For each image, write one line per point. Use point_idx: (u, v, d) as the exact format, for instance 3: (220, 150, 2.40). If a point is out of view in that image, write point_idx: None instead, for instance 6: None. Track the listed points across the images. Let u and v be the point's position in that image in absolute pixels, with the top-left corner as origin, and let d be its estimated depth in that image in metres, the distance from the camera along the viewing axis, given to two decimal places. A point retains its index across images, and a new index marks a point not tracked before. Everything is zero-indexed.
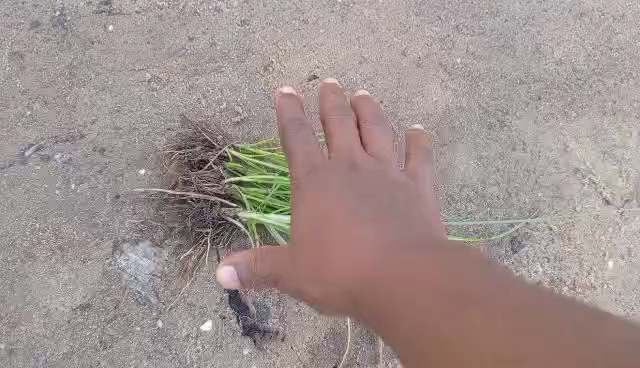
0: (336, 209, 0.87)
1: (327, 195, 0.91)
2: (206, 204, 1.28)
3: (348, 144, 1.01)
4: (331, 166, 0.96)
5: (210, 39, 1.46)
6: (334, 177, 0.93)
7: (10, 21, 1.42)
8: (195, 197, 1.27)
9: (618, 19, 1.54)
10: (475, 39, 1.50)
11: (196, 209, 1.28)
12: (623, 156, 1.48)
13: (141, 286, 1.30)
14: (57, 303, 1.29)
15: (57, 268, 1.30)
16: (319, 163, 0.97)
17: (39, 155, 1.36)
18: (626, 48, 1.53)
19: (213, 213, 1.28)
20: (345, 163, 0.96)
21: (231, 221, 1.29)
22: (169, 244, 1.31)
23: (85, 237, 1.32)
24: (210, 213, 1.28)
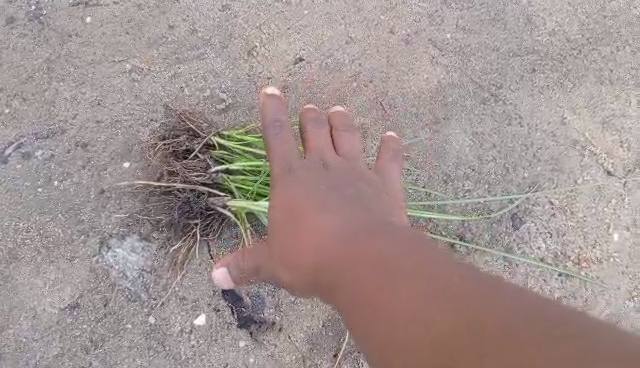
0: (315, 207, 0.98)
1: (306, 195, 1.00)
2: (193, 195, 1.24)
3: (322, 150, 1.08)
4: (307, 169, 1.04)
5: (191, 26, 1.41)
6: (311, 178, 1.03)
7: None
8: (181, 188, 1.24)
9: None
10: (464, 13, 1.46)
11: (183, 201, 1.24)
12: (623, 126, 1.43)
13: (131, 282, 1.26)
14: (45, 304, 1.25)
15: (43, 268, 1.26)
16: (296, 164, 1.05)
17: (20, 153, 1.32)
18: (620, 15, 1.48)
19: (200, 204, 1.24)
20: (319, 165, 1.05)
21: (220, 211, 1.25)
22: (157, 237, 1.27)
23: (71, 235, 1.27)
24: (198, 204, 1.24)
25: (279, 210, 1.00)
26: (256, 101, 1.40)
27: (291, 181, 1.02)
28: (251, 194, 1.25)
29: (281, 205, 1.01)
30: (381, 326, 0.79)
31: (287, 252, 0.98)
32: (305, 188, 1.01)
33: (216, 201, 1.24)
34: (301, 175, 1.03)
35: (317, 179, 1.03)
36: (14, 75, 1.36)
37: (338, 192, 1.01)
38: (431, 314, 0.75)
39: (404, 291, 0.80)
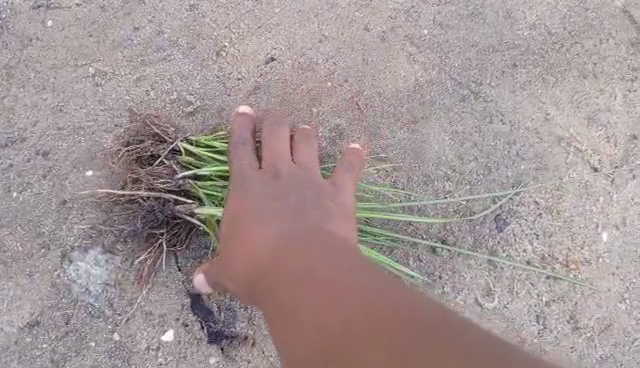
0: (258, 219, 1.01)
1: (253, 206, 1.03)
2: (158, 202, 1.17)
3: (276, 155, 1.09)
4: (258, 176, 1.06)
5: (156, 27, 1.35)
6: (259, 190, 1.05)
7: None
8: (145, 196, 1.17)
9: None
10: (441, 8, 1.40)
11: (147, 209, 1.17)
12: (609, 121, 1.38)
13: (95, 297, 1.19)
14: (4, 323, 1.17)
15: (1, 284, 1.19)
16: (249, 175, 1.07)
17: None
18: (603, 8, 1.43)
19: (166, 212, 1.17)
20: (269, 174, 1.06)
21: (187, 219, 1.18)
22: (122, 249, 1.20)
23: (30, 249, 1.20)
24: (163, 212, 1.17)
25: (228, 217, 1.05)
26: (226, 104, 1.34)
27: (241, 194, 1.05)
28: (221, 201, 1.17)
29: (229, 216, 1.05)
30: (318, 340, 0.82)
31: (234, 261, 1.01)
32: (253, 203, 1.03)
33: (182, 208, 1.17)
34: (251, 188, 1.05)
35: (266, 189, 1.05)
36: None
37: (288, 207, 1.01)
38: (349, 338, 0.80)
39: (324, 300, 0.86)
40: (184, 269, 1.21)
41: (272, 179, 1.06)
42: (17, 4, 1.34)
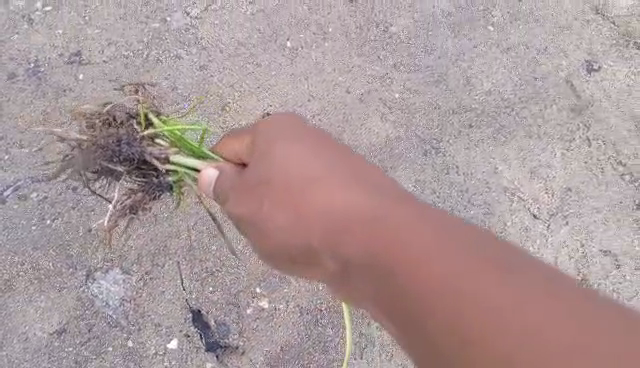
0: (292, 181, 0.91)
1: (326, 155, 0.93)
2: (126, 141, 1.32)
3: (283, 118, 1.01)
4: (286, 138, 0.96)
5: (172, 83, 1.64)
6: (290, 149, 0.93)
7: None
8: (113, 145, 1.32)
9: (541, 51, 1.79)
10: (410, 76, 1.71)
11: (114, 145, 1.32)
12: (548, 175, 1.67)
13: (113, 310, 1.43)
14: (36, 329, 1.41)
15: (34, 297, 1.43)
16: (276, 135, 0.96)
17: (17, 194, 1.49)
18: (549, 77, 1.76)
19: (133, 151, 1.32)
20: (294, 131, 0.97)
21: (153, 165, 1.34)
22: (137, 271, 1.45)
23: (60, 268, 1.45)
24: (131, 152, 1.32)
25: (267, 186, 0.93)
26: None
27: (305, 145, 0.94)
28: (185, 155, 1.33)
29: (287, 164, 0.92)
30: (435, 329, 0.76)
31: (307, 216, 0.89)
32: (328, 155, 0.93)
33: (150, 153, 1.33)
34: (317, 140, 0.95)
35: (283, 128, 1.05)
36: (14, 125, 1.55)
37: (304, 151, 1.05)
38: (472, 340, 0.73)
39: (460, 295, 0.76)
40: (189, 289, 1.45)
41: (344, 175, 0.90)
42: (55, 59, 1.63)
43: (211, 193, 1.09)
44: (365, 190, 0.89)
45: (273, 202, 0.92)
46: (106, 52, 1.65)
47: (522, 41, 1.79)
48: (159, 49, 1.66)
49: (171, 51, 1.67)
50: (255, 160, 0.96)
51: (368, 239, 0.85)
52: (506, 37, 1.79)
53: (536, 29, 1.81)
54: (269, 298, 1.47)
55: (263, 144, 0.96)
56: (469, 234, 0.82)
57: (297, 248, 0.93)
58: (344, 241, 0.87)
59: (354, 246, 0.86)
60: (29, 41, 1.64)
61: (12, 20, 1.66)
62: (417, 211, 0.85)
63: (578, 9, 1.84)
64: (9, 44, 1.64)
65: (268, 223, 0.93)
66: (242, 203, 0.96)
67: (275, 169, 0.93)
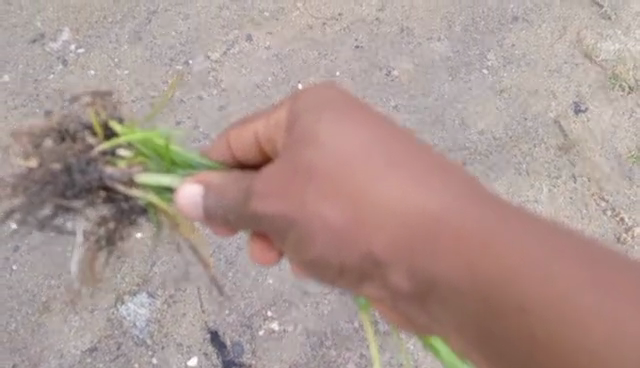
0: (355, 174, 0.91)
1: (387, 144, 0.93)
2: (79, 168, 1.27)
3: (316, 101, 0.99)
4: (340, 125, 0.94)
5: (194, 121, 1.83)
6: (348, 141, 0.92)
7: (27, 110, 1.82)
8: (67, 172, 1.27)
9: (533, 93, 1.94)
10: (409, 116, 1.88)
11: (64, 175, 1.27)
12: (536, 209, 1.83)
13: (139, 330, 1.59)
14: (70, 346, 1.57)
15: (69, 317, 1.58)
16: (326, 121, 0.95)
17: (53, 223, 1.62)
18: (539, 118, 1.92)
19: (88, 178, 1.27)
20: (342, 115, 0.95)
21: (116, 190, 1.29)
22: (161, 294, 1.61)
23: (92, 291, 1.60)
24: (84, 179, 1.27)
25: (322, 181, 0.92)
26: None
27: (361, 132, 0.93)
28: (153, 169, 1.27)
29: (351, 158, 0.92)
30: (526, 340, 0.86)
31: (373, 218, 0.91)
32: (385, 141, 0.93)
33: (111, 177, 1.27)
34: (371, 125, 0.94)
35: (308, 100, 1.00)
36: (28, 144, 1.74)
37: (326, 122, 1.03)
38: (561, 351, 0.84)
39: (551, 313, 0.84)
40: (207, 312, 1.61)
41: (404, 167, 0.91)
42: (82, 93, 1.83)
43: (193, 210, 1.08)
44: (432, 182, 0.91)
45: (336, 201, 0.91)
46: (134, 92, 1.85)
47: (515, 84, 1.95)
48: (182, 91, 1.85)
49: (193, 92, 1.86)
50: (307, 152, 0.93)
51: (450, 243, 0.88)
52: (499, 80, 1.94)
53: (528, 72, 1.96)
54: (279, 320, 1.62)
55: (315, 133, 0.94)
56: (526, 226, 0.89)
57: (355, 252, 0.93)
58: (423, 246, 0.89)
59: (430, 253, 0.89)
60: (62, 80, 1.85)
61: (47, 60, 1.87)
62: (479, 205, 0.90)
63: (568, 53, 1.99)
64: (45, 83, 1.84)
65: (329, 224, 0.92)
66: (288, 198, 0.94)
67: (338, 163, 0.91)
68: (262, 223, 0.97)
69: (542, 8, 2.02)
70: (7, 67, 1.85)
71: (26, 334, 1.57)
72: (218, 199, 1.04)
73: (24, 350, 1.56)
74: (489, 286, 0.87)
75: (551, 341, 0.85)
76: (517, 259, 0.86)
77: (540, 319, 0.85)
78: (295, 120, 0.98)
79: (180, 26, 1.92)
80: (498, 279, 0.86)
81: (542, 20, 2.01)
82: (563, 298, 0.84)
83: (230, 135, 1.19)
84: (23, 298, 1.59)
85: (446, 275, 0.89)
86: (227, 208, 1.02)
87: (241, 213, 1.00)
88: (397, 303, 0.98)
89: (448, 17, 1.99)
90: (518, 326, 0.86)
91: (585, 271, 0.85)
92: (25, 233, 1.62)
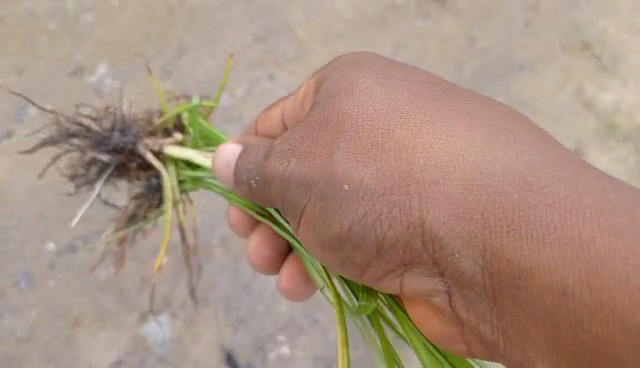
0: (374, 123, 1.02)
1: (403, 96, 1.05)
2: (119, 130, 1.58)
3: (339, 70, 1.16)
4: (363, 86, 1.08)
5: None
6: (369, 96, 1.06)
7: None
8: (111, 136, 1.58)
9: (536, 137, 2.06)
10: None
11: (107, 131, 1.58)
12: None
13: (162, 346, 1.72)
14: (98, 359, 1.70)
15: (97, 332, 1.71)
16: (349, 83, 1.10)
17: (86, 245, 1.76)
18: None
19: (124, 139, 1.57)
20: (362, 76, 1.10)
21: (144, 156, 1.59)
22: (182, 314, 1.74)
23: (120, 308, 1.73)
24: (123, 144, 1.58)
25: (346, 133, 1.04)
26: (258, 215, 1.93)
27: (396, 88, 1.06)
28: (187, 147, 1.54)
29: (390, 111, 1.03)
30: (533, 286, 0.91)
31: (391, 161, 1.00)
32: (420, 91, 1.05)
33: (144, 145, 1.57)
34: (391, 80, 1.08)
35: (333, 71, 1.17)
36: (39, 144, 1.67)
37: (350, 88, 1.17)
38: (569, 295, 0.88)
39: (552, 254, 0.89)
40: (224, 332, 1.74)
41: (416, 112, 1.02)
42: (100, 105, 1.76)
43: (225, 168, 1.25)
44: (472, 126, 0.99)
45: (363, 152, 1.02)
46: None
47: None
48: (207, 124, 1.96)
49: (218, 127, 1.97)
50: (347, 108, 1.06)
51: (500, 190, 0.93)
52: None
53: (529, 116, 2.08)
54: (289, 344, 1.75)
55: (351, 92, 1.08)
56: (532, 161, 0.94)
57: (402, 214, 0.99)
58: (472, 196, 0.94)
59: (483, 203, 0.93)
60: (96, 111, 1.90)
61: None
62: (515, 145, 0.96)
63: (570, 100, 2.11)
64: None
65: (373, 181, 1.00)
66: (315, 158, 1.06)
67: (379, 116, 1.03)
68: (303, 188, 1.08)
69: (545, 55, 2.14)
70: (43, 97, 1.90)
71: (58, 345, 1.69)
72: (243, 159, 1.21)
73: (55, 360, 1.69)
74: (542, 241, 0.90)
75: (581, 287, 0.88)
76: (558, 204, 0.90)
77: (545, 257, 0.89)
78: (331, 84, 1.13)
79: (206, 64, 2.00)
80: (545, 230, 0.90)
81: (547, 69, 2.13)
82: (584, 240, 0.88)
83: (259, 125, 1.40)
84: (56, 312, 1.71)
85: (494, 235, 0.92)
86: (260, 171, 1.16)
87: (278, 181, 1.12)
88: (448, 286, 1.01)
89: (459, 63, 2.11)
90: (581, 277, 0.88)
91: (620, 205, 0.89)
92: (59, 252, 1.75)
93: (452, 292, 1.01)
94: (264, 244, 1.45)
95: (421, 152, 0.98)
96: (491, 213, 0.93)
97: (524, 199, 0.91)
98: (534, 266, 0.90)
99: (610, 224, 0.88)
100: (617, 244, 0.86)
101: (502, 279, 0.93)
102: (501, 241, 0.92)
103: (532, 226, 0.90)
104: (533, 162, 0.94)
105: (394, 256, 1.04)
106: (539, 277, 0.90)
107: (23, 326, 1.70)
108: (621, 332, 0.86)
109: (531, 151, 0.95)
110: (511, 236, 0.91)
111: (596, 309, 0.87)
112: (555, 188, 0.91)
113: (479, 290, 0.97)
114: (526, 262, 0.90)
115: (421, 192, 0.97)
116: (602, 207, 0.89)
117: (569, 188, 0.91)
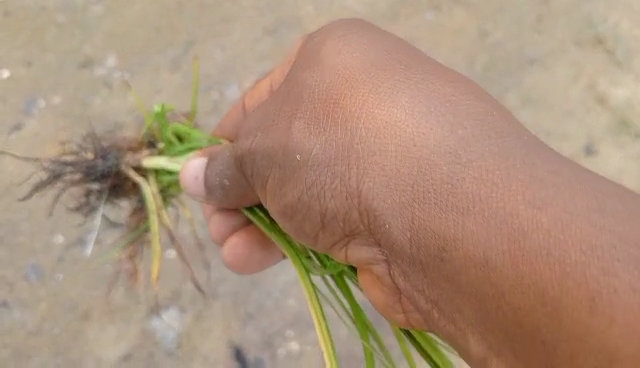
0: (318, 85, 0.85)
1: (359, 51, 0.85)
2: (101, 155, 1.39)
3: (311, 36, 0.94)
4: (320, 44, 0.89)
5: None
6: (321, 55, 0.87)
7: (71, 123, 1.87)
8: (97, 164, 1.39)
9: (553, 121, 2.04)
10: None
11: (89, 160, 1.40)
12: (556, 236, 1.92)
13: (170, 340, 1.68)
14: (105, 352, 1.66)
15: (106, 325, 1.67)
16: (308, 46, 0.91)
17: (98, 241, 1.74)
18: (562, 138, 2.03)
19: (109, 164, 1.38)
20: (323, 32, 0.91)
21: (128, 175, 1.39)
22: (191, 309, 1.71)
23: (129, 302, 1.69)
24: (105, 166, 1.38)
25: (293, 97, 0.88)
26: None
27: (371, 47, 0.86)
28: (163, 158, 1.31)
29: (348, 72, 0.83)
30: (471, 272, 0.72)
31: (329, 126, 0.83)
32: (397, 54, 0.85)
33: (126, 164, 1.37)
34: (355, 33, 0.88)
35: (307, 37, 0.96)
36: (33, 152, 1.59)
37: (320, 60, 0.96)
38: (513, 283, 0.68)
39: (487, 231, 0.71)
40: (234, 327, 1.71)
41: (366, 68, 0.83)
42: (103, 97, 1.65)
43: (199, 187, 1.07)
44: (423, 90, 0.80)
45: (306, 118, 0.85)
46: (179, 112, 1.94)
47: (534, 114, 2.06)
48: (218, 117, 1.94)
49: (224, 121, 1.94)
50: (301, 71, 0.88)
51: (433, 163, 0.75)
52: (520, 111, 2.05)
53: (543, 114, 2.04)
54: (298, 340, 1.71)
55: (319, 53, 0.88)
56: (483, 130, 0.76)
57: (341, 188, 0.83)
58: (403, 170, 0.77)
59: (416, 178, 0.76)
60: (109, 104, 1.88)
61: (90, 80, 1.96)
62: (468, 116, 0.77)
63: (583, 100, 2.06)
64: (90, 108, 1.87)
65: (318, 154, 0.84)
66: (267, 128, 0.91)
67: (332, 79, 0.84)
68: (268, 160, 0.91)
69: (561, 54, 2.10)
70: (53, 89, 1.88)
71: (66, 339, 1.66)
72: (209, 165, 1.04)
73: (63, 353, 1.65)
74: (468, 214, 0.72)
75: (513, 275, 0.68)
76: (487, 175, 0.72)
77: (478, 236, 0.71)
78: (309, 41, 0.92)
79: (215, 56, 1.98)
80: (470, 204, 0.72)
81: (563, 70, 2.08)
82: (539, 226, 0.68)
83: (246, 98, 1.15)
84: (64, 305, 1.68)
85: (426, 207, 0.75)
86: (229, 165, 0.99)
87: (244, 159, 0.95)
88: (386, 256, 0.84)
89: (471, 59, 2.07)
90: (504, 250, 0.69)
91: (576, 194, 0.69)
92: (71, 246, 1.73)
93: (394, 272, 0.84)
94: (227, 218, 1.20)
95: (361, 120, 0.80)
96: (432, 188, 0.75)
97: (454, 172, 0.74)
98: (462, 242, 0.72)
99: (543, 201, 0.69)
100: (556, 229, 0.67)
101: (431, 257, 0.76)
102: (432, 216, 0.75)
103: (465, 200, 0.72)
104: (469, 135, 0.76)
105: (336, 228, 0.88)
106: (464, 252, 0.72)
107: (31, 319, 1.67)
108: (565, 336, 0.65)
109: (470, 124, 0.76)
110: (436, 208, 0.74)
111: (525, 294, 0.68)
112: (486, 161, 0.73)
113: (423, 283, 0.79)
114: (451, 235, 0.73)
115: (358, 162, 0.81)
116: (532, 183, 0.71)
117: (500, 166, 0.73)
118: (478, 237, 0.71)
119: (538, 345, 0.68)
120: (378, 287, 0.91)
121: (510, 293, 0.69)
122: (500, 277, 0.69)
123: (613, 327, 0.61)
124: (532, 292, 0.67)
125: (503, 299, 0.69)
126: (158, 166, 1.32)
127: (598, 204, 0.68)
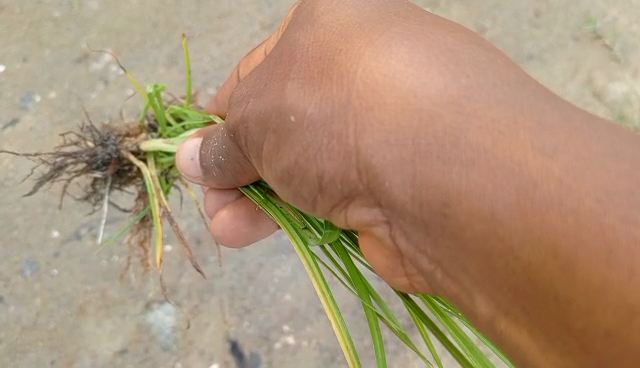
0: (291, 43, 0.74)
1: None
2: (100, 142, 1.30)
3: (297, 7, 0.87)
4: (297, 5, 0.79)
5: None
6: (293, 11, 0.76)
7: (37, 91, 1.54)
8: (96, 151, 1.30)
9: (589, 73, 1.68)
10: None
11: (89, 150, 1.30)
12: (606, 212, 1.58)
13: (167, 336, 1.41)
14: (92, 351, 1.38)
15: (103, 320, 1.40)
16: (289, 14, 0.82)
17: (76, 232, 1.45)
18: (602, 95, 1.67)
19: (108, 151, 1.29)
20: None
21: (130, 160, 1.31)
22: (187, 303, 1.44)
23: (119, 296, 1.42)
24: (104, 152, 1.29)
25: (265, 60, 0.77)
26: None
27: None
28: (161, 140, 1.25)
29: (344, 27, 0.61)
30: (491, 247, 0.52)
31: None
32: None
33: (124, 148, 1.29)
34: None
35: None
36: (37, 150, 1.50)
37: None
38: (542, 256, 0.49)
39: (508, 192, 0.50)
40: (238, 323, 1.43)
41: None
42: (107, 107, 1.55)
43: (196, 170, 0.92)
44: (429, 42, 0.58)
45: None
46: (158, 70, 1.59)
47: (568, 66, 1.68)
48: (202, 73, 1.62)
49: (210, 83, 1.61)
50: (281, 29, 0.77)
51: (432, 106, 0.54)
52: (551, 63, 1.68)
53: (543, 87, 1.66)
54: (294, 334, 1.44)
55: (308, 12, 0.66)
56: (496, 68, 0.57)
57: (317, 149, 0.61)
58: (398, 117, 0.55)
59: (411, 127, 0.55)
60: (77, 86, 1.56)
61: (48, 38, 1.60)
62: (482, 69, 0.56)
63: (603, 59, 1.69)
64: (61, 73, 1.56)
65: (310, 115, 0.60)
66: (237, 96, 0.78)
67: (323, 36, 0.62)
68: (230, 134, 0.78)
69: (572, 7, 1.73)
70: (15, 51, 1.56)
71: (44, 340, 1.37)
72: (206, 144, 0.86)
73: (43, 353, 1.37)
74: (473, 166, 0.52)
75: (566, 251, 0.48)
76: (493, 127, 0.52)
77: (497, 199, 0.51)
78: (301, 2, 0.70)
79: (192, 14, 1.65)
80: (477, 156, 0.52)
81: (563, 27, 1.71)
82: (550, 161, 0.50)
83: (240, 69, 0.94)
84: (36, 301, 1.39)
85: (427, 168, 0.54)
86: (225, 140, 0.78)
87: (237, 128, 0.70)
88: (390, 227, 0.62)
89: (482, 21, 1.70)
90: (513, 206, 0.50)
91: (586, 142, 0.51)
92: (48, 239, 1.43)
93: (395, 233, 0.62)
94: (218, 196, 1.02)
95: (358, 75, 0.58)
96: (436, 144, 0.54)
97: (457, 116, 0.53)
98: (480, 211, 0.52)
99: (555, 148, 0.51)
100: (595, 193, 0.48)
101: (441, 231, 0.56)
102: (430, 174, 0.54)
103: (469, 153, 0.52)
104: (476, 83, 0.55)
105: (334, 192, 0.64)
106: (473, 215, 0.52)
107: (28, 313, 1.38)
108: (602, 333, 0.48)
109: (475, 71, 0.56)
110: (441, 167, 0.53)
111: (574, 281, 0.48)
112: (492, 109, 0.53)
113: (427, 242, 0.59)
114: (457, 200, 0.53)
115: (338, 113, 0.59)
116: (542, 130, 0.52)
117: (505, 112, 0.53)
118: (500, 204, 0.51)
119: (576, 348, 0.51)
120: (380, 247, 0.68)
121: (550, 269, 0.49)
122: (531, 254, 0.50)
123: (632, 320, 0.46)
124: (574, 273, 0.48)
125: (538, 280, 0.50)
126: (158, 149, 1.24)
127: (615, 151, 0.50)
